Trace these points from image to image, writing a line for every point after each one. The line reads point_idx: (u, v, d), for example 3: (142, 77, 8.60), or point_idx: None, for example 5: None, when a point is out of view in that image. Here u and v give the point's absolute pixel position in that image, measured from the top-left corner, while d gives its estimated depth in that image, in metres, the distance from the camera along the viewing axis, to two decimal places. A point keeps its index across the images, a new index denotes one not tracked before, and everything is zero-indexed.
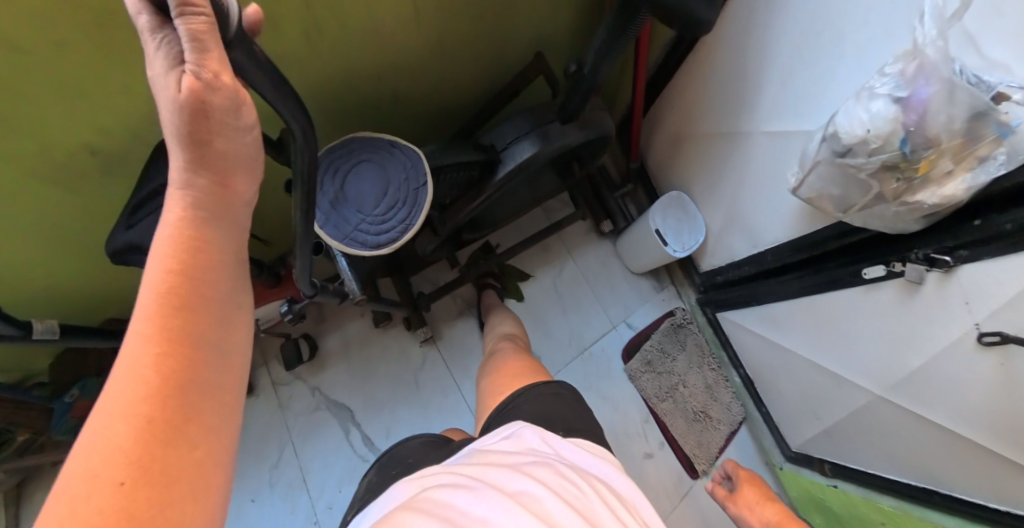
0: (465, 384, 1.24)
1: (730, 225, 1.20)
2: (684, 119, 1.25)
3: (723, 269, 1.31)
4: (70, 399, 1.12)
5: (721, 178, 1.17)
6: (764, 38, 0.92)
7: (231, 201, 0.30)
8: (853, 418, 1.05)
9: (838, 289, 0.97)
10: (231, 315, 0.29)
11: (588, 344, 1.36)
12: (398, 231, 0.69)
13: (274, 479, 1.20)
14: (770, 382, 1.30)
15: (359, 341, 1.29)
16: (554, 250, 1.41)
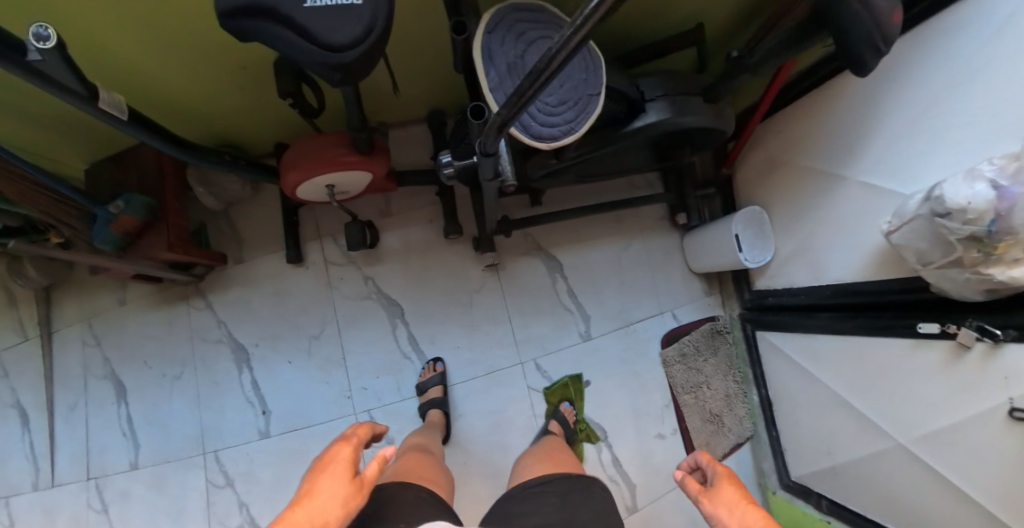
0: (518, 320, 1.26)
1: (799, 257, 1.18)
2: (785, 146, 1.18)
3: (778, 291, 1.30)
4: (113, 211, 1.12)
5: (804, 212, 1.13)
6: (884, 91, 0.89)
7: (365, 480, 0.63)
8: (857, 463, 1.08)
9: (890, 336, 0.97)
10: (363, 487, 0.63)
11: (632, 321, 1.33)
12: (561, 130, 0.75)
13: (313, 351, 1.27)
14: (792, 411, 1.31)
15: (421, 248, 1.25)
16: (627, 226, 1.33)
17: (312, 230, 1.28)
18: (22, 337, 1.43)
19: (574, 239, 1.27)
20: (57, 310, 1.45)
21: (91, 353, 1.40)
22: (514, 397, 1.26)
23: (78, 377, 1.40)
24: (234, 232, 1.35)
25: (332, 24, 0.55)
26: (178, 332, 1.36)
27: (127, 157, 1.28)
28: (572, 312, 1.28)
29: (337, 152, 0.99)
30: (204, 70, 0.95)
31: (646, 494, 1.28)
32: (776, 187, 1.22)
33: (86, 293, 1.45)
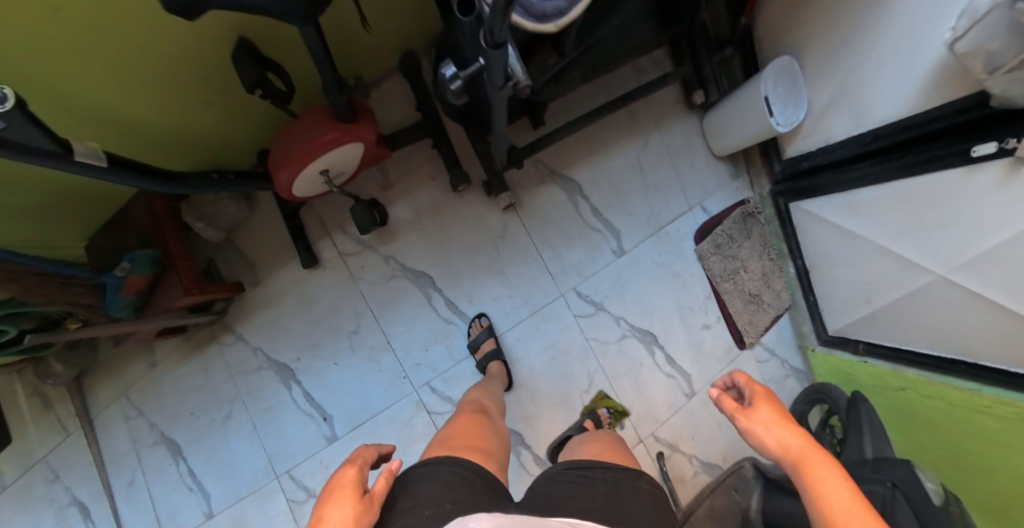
0: (550, 256, 1.22)
1: (838, 101, 1.14)
2: None
3: (814, 154, 1.27)
4: (122, 275, 1.11)
5: (847, 47, 1.07)
6: None
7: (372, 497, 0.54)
8: (906, 298, 1.10)
9: (940, 169, 0.95)
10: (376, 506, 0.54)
11: (665, 224, 1.31)
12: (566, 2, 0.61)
13: (356, 346, 1.25)
14: (829, 269, 1.31)
15: (432, 210, 1.19)
16: (641, 120, 1.29)
17: (319, 230, 1.24)
18: (62, 432, 1.40)
19: (586, 151, 1.24)
20: (92, 397, 1.41)
21: (136, 425, 1.36)
22: (565, 327, 1.25)
23: (129, 453, 1.35)
24: (243, 257, 1.32)
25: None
26: (218, 375, 1.32)
27: (121, 219, 1.24)
28: (601, 232, 1.26)
29: (319, 134, 0.92)
30: (176, 83, 0.91)
31: (702, 380, 1.35)
32: (818, 20, 1.13)
33: (117, 368, 1.40)
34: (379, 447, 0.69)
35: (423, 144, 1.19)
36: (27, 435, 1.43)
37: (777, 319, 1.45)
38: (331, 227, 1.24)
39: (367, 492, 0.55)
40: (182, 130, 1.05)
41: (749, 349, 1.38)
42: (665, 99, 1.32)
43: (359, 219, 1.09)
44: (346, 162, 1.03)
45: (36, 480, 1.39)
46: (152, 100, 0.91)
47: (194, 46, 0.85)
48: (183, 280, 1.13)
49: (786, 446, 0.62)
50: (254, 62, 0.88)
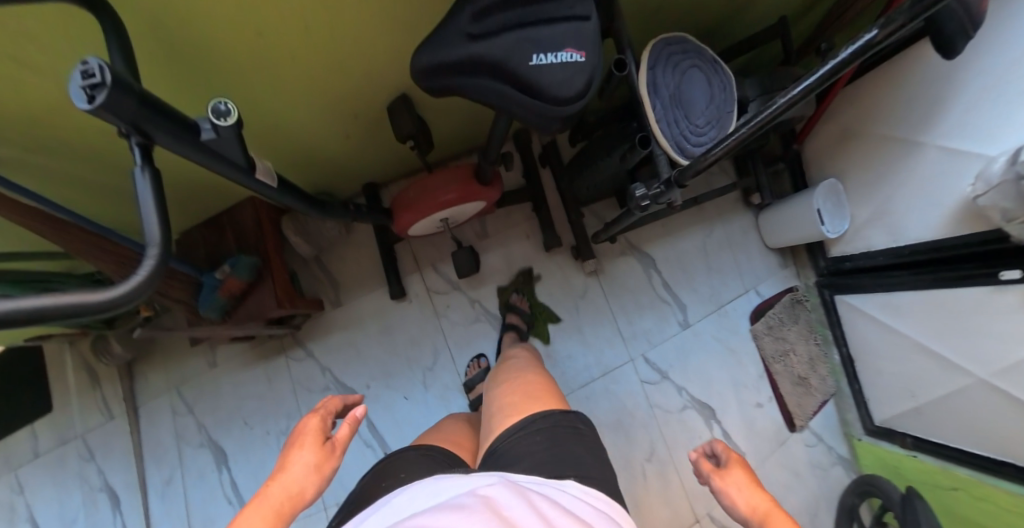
0: (624, 319, 1.32)
1: (875, 220, 1.26)
2: (861, 114, 1.25)
3: (856, 256, 1.36)
4: (221, 276, 1.12)
5: (880, 178, 1.22)
6: (959, 69, 0.97)
7: (332, 447, 0.62)
8: (948, 397, 1.15)
9: (966, 286, 1.06)
10: (330, 461, 0.60)
11: (724, 302, 1.42)
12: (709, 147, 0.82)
13: (429, 382, 1.30)
14: (875, 361, 1.36)
15: (522, 264, 1.31)
16: (707, 213, 1.44)
17: (411, 263, 1.33)
18: (108, 416, 1.65)
19: (662, 231, 1.39)
20: (140, 383, 1.61)
21: (183, 422, 1.55)
22: (631, 391, 1.31)
23: (173, 448, 1.56)
24: (330, 276, 1.39)
25: (558, 80, 0.56)
26: (281, 386, 1.42)
27: (225, 220, 1.28)
28: (669, 303, 1.37)
29: (444, 194, 1.01)
30: (345, 129, 1.06)
31: (755, 459, 1.38)
32: (855, 157, 1.28)
33: (174, 364, 1.58)
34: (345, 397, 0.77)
35: (523, 206, 1.32)
36: (67, 408, 1.70)
37: (823, 405, 1.50)
38: (423, 264, 1.33)
39: (327, 439, 0.62)
40: (340, 166, 1.21)
41: (800, 432, 1.43)
42: (728, 199, 1.48)
43: (459, 262, 1.19)
44: (462, 213, 1.11)
45: (71, 455, 1.67)
46: (320, 136, 1.06)
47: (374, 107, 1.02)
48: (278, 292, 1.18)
49: (756, 507, 0.66)
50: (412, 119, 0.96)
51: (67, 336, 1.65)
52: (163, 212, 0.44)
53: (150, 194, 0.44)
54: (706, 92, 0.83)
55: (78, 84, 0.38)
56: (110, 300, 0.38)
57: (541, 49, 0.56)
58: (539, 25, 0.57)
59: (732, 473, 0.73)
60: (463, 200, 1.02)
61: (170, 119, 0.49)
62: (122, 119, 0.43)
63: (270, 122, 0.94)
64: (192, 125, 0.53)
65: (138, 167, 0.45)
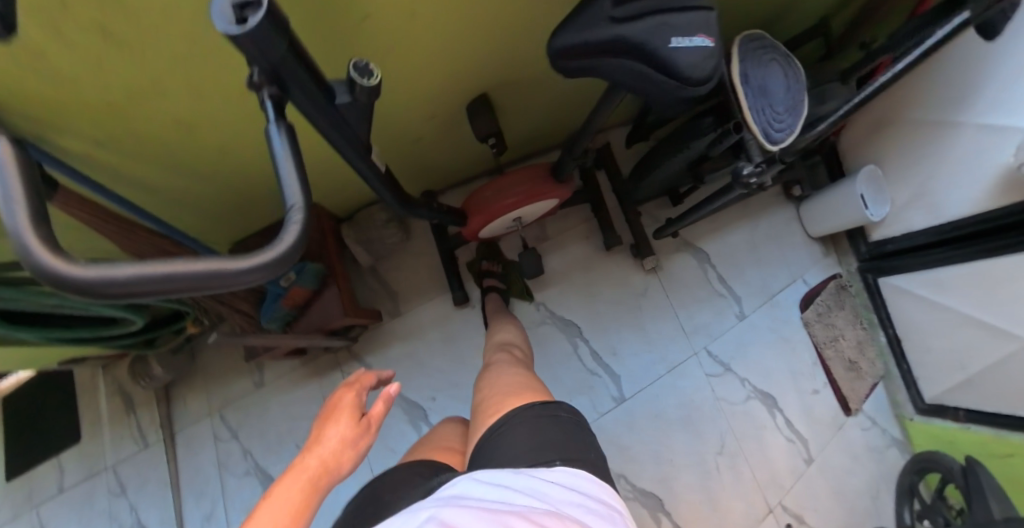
0: (684, 314, 1.33)
1: (918, 200, 1.30)
2: (896, 102, 1.29)
3: (897, 238, 1.40)
4: (285, 284, 1.10)
5: (919, 160, 1.27)
6: (995, 51, 1.03)
7: (368, 422, 0.56)
8: (1000, 365, 1.19)
9: (1011, 254, 1.11)
10: (360, 442, 0.54)
11: (774, 292, 1.44)
12: (789, 130, 0.82)
13: None
14: (925, 340, 1.40)
15: (583, 265, 1.31)
16: (752, 207, 1.47)
17: (471, 269, 1.33)
18: (143, 444, 1.59)
19: (712, 225, 1.41)
20: (178, 407, 1.57)
21: (228, 448, 1.49)
22: (697, 385, 1.32)
23: (214, 477, 1.48)
24: (385, 287, 1.36)
25: (692, 61, 0.57)
26: None
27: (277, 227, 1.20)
28: (724, 296, 1.38)
29: (510, 196, 1.00)
30: (416, 144, 1.00)
31: (817, 444, 1.39)
32: (894, 142, 1.32)
33: (220, 384, 1.55)
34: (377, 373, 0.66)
35: (581, 209, 1.33)
36: (99, 437, 1.63)
37: (873, 387, 1.53)
38: None
39: (364, 416, 0.56)
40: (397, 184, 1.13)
41: (855, 415, 1.45)
42: (768, 194, 1.52)
43: (524, 265, 1.19)
44: (529, 214, 1.11)
45: (101, 489, 1.58)
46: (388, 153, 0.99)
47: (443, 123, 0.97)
48: (343, 302, 1.17)
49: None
50: (490, 118, 0.90)
51: (102, 360, 1.65)
52: (304, 181, 0.35)
53: (288, 156, 0.36)
54: (783, 80, 0.84)
55: (229, 1, 0.31)
56: (257, 264, 0.30)
57: (676, 32, 0.57)
58: (669, 14, 0.58)
59: None
60: (534, 200, 1.01)
61: (309, 72, 0.42)
62: (265, 63, 0.37)
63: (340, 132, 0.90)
64: (329, 88, 0.47)
65: (269, 122, 0.38)
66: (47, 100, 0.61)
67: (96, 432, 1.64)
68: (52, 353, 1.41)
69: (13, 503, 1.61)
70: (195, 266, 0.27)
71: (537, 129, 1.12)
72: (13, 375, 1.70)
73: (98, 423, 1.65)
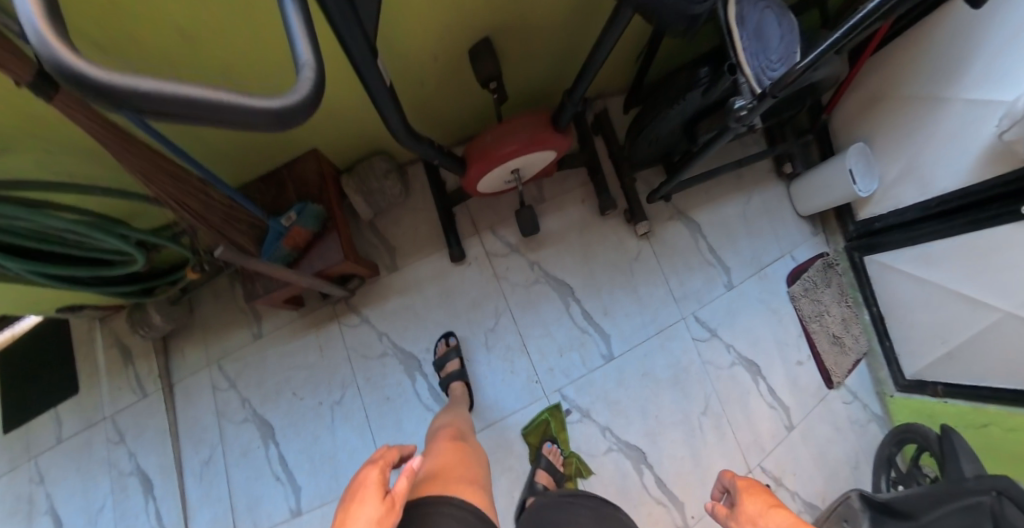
0: (675, 279, 1.37)
1: (905, 176, 1.34)
2: (888, 80, 1.34)
3: (885, 215, 1.45)
4: (287, 224, 1.16)
5: (908, 137, 1.31)
6: (981, 27, 1.08)
7: (394, 500, 0.62)
8: (978, 336, 1.24)
9: (993, 225, 1.15)
10: (384, 521, 0.59)
11: (764, 265, 1.48)
12: (784, 65, 0.89)
13: (491, 344, 1.32)
14: (907, 313, 1.44)
15: (579, 227, 1.36)
16: (746, 183, 1.52)
17: (471, 227, 1.37)
18: (141, 394, 1.62)
19: (705, 197, 1.46)
20: (176, 359, 1.61)
21: (225, 397, 1.52)
22: (685, 348, 1.36)
23: (213, 427, 1.50)
24: (385, 243, 1.41)
25: None
26: (336, 355, 1.41)
27: (284, 174, 1.25)
28: (714, 265, 1.43)
29: (507, 144, 1.04)
30: (422, 88, 1.05)
31: (800, 413, 1.44)
32: (885, 120, 1.37)
33: (219, 335, 1.58)
34: (401, 447, 0.77)
35: (578, 173, 1.38)
36: (99, 388, 1.67)
37: (857, 363, 1.57)
38: (481, 228, 1.37)
39: (389, 494, 0.63)
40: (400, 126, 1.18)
41: (838, 388, 1.49)
42: (760, 169, 1.56)
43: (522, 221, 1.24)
44: (528, 168, 1.15)
45: (101, 437, 1.61)
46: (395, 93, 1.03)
47: (447, 68, 1.01)
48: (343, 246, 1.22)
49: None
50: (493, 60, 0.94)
51: (103, 311, 1.68)
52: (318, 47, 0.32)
53: (297, 10, 0.32)
54: (778, 28, 0.90)
55: None
56: (273, 107, 0.27)
57: None
58: None
59: (749, 505, 0.80)
60: (531, 147, 1.05)
61: None
62: None
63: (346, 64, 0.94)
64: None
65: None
66: (91, 10, 0.66)
67: (95, 382, 1.68)
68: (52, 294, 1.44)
69: (12, 454, 1.66)
70: (211, 93, 0.25)
71: (537, 84, 1.17)
72: (15, 324, 1.75)
73: (96, 373, 1.69)
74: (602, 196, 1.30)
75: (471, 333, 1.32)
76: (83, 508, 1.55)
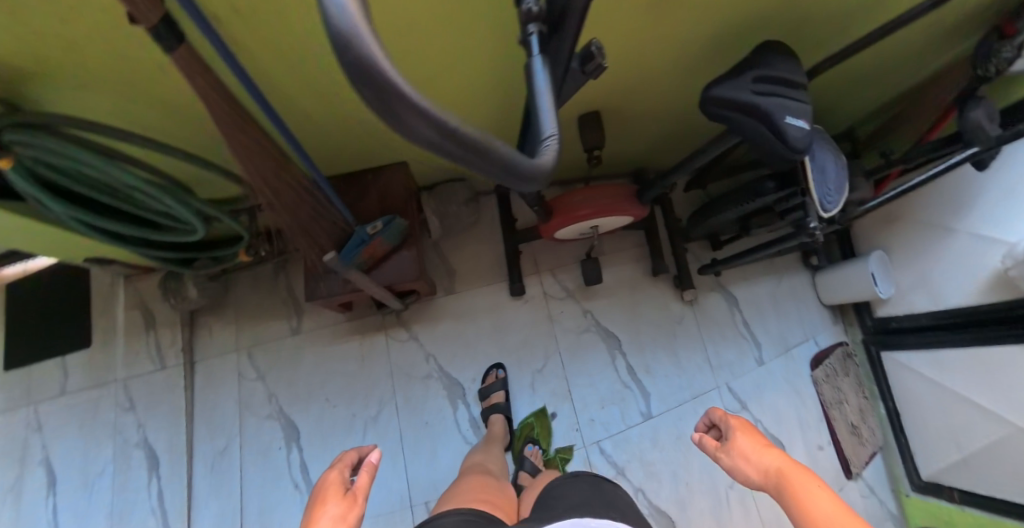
0: (711, 346, 1.48)
1: (918, 286, 1.52)
2: (903, 201, 1.55)
3: (901, 317, 1.60)
4: (371, 233, 1.18)
5: (920, 255, 1.50)
6: (981, 181, 1.31)
7: (356, 496, 0.68)
8: (990, 447, 1.31)
9: (1000, 344, 1.29)
10: (347, 515, 0.64)
11: (791, 345, 1.59)
12: (836, 200, 1.07)
13: (536, 385, 1.38)
14: (920, 416, 1.53)
15: (630, 284, 1.49)
16: (777, 268, 1.68)
17: (530, 266, 1.50)
18: (160, 366, 1.54)
19: (741, 274, 1.61)
20: (201, 336, 1.55)
21: (251, 388, 1.47)
22: None
23: (235, 416, 1.45)
24: (445, 264, 1.51)
25: (797, 134, 0.90)
26: (376, 368, 1.42)
27: (369, 180, 1.34)
28: (747, 339, 1.53)
29: (584, 210, 1.22)
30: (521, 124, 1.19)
31: None
32: (900, 235, 1.57)
33: (254, 323, 1.54)
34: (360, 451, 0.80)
35: (634, 234, 1.53)
36: (113, 348, 1.59)
37: (872, 456, 1.63)
38: (541, 268, 1.50)
39: (350, 490, 0.68)
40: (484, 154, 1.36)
41: (856, 480, 1.53)
42: (790, 258, 1.72)
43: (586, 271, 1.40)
44: (603, 222, 1.30)
45: (107, 402, 1.53)
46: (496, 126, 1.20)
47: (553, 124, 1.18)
48: (417, 263, 1.32)
49: (768, 469, 0.72)
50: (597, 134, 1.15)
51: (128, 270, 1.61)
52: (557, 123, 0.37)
53: (551, 101, 0.40)
54: (833, 163, 1.11)
55: None
56: (507, 160, 0.26)
57: (792, 112, 0.91)
58: (787, 99, 0.92)
59: (738, 438, 0.79)
60: (601, 215, 1.23)
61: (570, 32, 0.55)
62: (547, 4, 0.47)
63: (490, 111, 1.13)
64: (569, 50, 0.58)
65: (530, 57, 0.44)
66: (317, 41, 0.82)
67: (111, 345, 1.59)
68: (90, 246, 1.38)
69: (10, 394, 1.57)
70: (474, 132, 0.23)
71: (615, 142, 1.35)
72: (26, 262, 1.61)
73: (113, 334, 1.60)
74: (655, 258, 1.45)
75: (500, 365, 1.38)
76: (81, 474, 1.48)
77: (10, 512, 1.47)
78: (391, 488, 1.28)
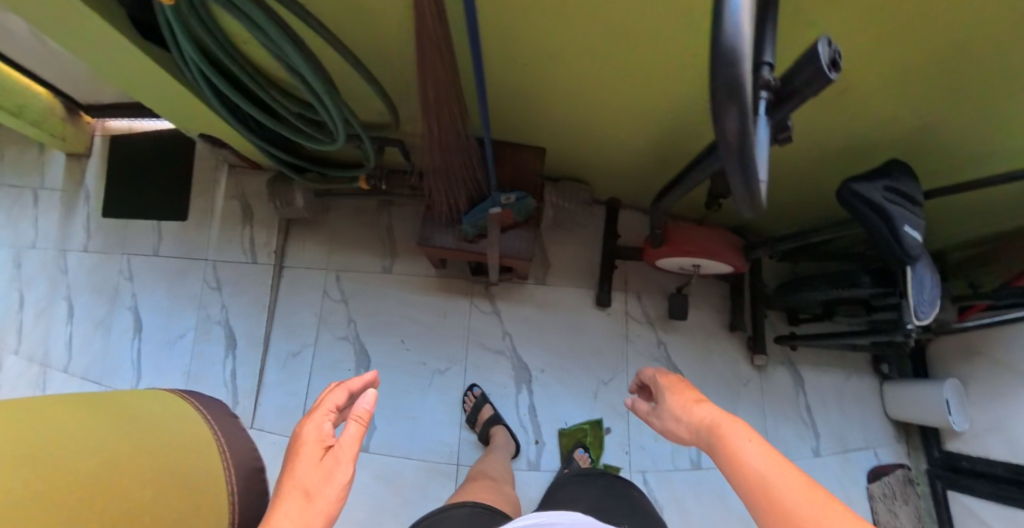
0: (769, 417, 1.51)
1: (995, 428, 1.47)
2: (984, 338, 1.53)
3: (973, 458, 1.56)
4: (502, 203, 1.21)
5: (997, 396, 1.46)
6: None
7: (335, 456, 0.53)
8: None
9: None
10: (325, 482, 0.50)
11: (848, 448, 1.61)
12: (931, 309, 1.11)
13: (598, 394, 1.45)
14: None
15: (708, 332, 1.54)
16: (847, 364, 1.70)
17: (619, 283, 1.56)
18: (250, 259, 1.60)
19: (813, 358, 1.64)
20: (294, 247, 1.61)
21: (334, 308, 1.56)
22: None
23: (313, 326, 1.55)
24: (543, 257, 1.55)
25: (913, 240, 1.00)
26: (455, 323, 1.49)
27: (504, 152, 1.31)
28: (806, 425, 1.56)
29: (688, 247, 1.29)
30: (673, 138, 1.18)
31: None
32: (981, 372, 1.52)
33: (347, 249, 1.59)
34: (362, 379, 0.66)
35: (721, 285, 1.59)
36: (207, 228, 1.64)
37: None
38: (630, 289, 1.55)
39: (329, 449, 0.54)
40: (614, 165, 1.37)
41: None
42: (860, 357, 1.74)
43: (672, 305, 1.47)
44: (708, 266, 1.36)
45: (197, 276, 1.63)
46: (643, 137, 1.22)
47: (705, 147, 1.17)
48: (527, 244, 1.32)
49: (702, 423, 0.59)
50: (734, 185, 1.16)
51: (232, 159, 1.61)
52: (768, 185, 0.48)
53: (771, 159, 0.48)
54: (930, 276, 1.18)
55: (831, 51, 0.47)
56: (755, 195, 0.44)
57: (912, 223, 1.02)
58: (908, 211, 1.03)
59: (668, 397, 0.66)
60: (713, 256, 1.28)
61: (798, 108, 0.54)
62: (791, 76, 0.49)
63: (646, 120, 1.14)
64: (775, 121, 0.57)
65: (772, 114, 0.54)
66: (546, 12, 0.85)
67: (206, 223, 1.65)
68: (217, 127, 1.42)
69: (110, 241, 1.72)
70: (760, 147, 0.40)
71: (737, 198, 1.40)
72: (150, 122, 1.69)
73: (210, 217, 1.65)
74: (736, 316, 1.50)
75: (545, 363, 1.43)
76: (165, 333, 1.64)
77: (102, 337, 1.71)
78: (445, 441, 1.39)
